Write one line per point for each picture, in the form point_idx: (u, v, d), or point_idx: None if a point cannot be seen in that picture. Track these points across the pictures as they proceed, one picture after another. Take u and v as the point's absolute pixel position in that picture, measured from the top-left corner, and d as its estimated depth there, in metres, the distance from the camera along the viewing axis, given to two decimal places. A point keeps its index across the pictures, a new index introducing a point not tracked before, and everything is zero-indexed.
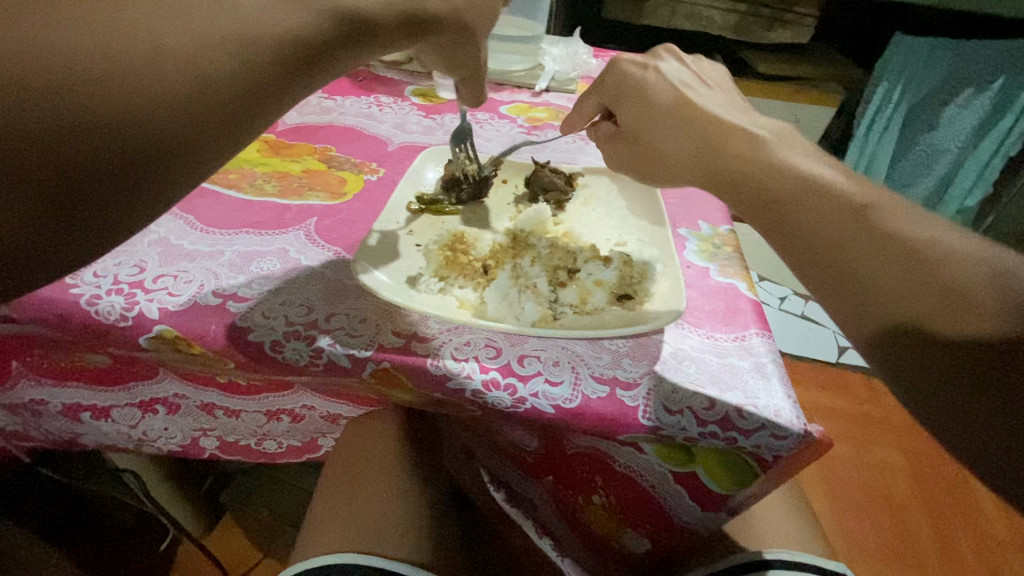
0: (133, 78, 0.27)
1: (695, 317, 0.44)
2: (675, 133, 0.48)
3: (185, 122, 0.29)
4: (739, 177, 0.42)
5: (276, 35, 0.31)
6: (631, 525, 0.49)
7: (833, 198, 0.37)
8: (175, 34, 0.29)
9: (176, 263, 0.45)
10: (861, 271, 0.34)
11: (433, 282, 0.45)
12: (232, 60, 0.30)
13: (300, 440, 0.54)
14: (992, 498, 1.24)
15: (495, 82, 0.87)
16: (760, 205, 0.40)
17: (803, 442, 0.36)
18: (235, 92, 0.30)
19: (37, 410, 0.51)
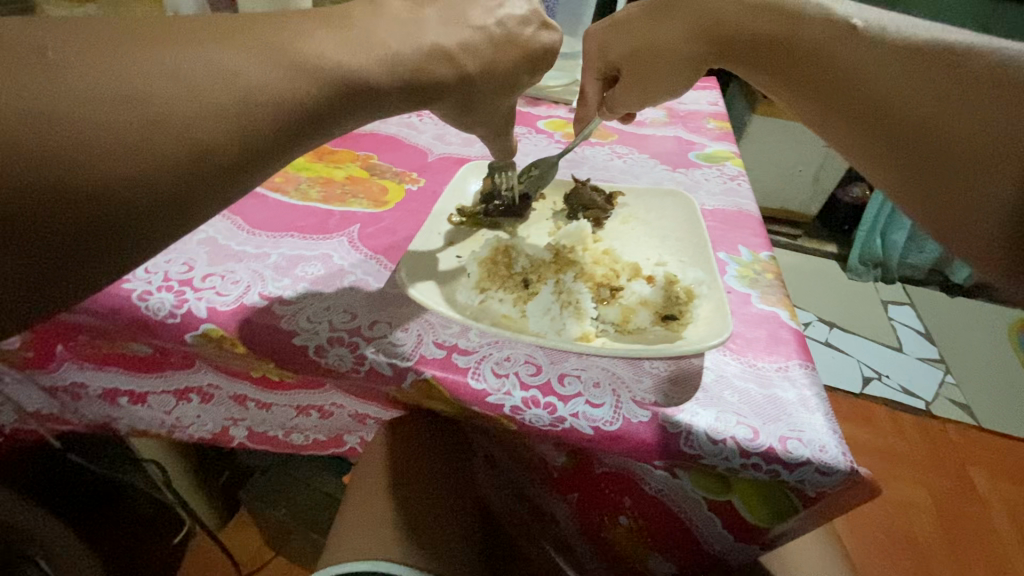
0: (106, 141, 0.24)
1: (738, 344, 0.44)
2: (676, 30, 0.52)
3: (160, 198, 0.25)
4: (764, 37, 0.46)
5: (276, 102, 0.28)
6: (658, 548, 0.48)
7: (840, 37, 0.41)
8: (162, 95, 0.25)
9: (223, 263, 0.46)
10: (867, 103, 0.39)
11: (474, 294, 0.45)
12: (225, 130, 0.26)
13: (326, 434, 0.54)
14: (1022, 545, 1.18)
15: (533, 97, 0.88)
16: (788, 58, 0.44)
17: (849, 481, 0.35)
18: (225, 160, 0.27)
19: (76, 393, 0.52)
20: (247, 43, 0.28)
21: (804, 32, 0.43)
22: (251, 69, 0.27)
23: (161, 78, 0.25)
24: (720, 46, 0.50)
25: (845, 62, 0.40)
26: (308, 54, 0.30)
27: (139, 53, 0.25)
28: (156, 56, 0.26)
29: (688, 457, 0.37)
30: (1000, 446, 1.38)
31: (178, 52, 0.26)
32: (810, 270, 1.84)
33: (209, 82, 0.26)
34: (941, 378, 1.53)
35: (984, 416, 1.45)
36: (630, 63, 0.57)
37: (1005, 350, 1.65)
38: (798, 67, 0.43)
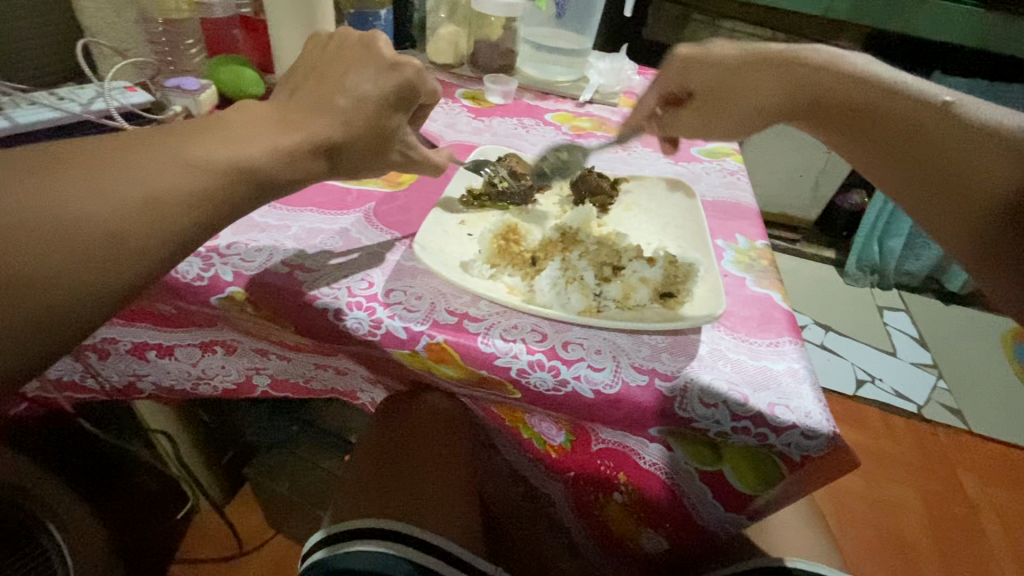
0: (51, 245, 0.31)
1: (732, 322, 0.46)
2: (763, 84, 0.54)
3: (88, 284, 0.32)
4: (843, 108, 0.51)
5: (181, 198, 0.35)
6: (650, 524, 0.50)
7: (939, 114, 0.46)
8: (84, 203, 0.32)
9: (247, 233, 0.49)
10: (960, 181, 0.44)
11: (485, 268, 0.48)
12: (140, 224, 0.33)
13: (343, 385, 0.56)
14: (1008, 546, 1.21)
15: (541, 91, 0.91)
16: (866, 132, 0.49)
17: (831, 445, 0.38)
18: (141, 244, 0.33)
19: (104, 351, 0.53)
20: (153, 154, 0.36)
21: (902, 105, 0.47)
22: (167, 176, 0.35)
23: (82, 194, 0.32)
24: (801, 106, 0.53)
25: (946, 142, 0.45)
26: (209, 153, 0.37)
27: (59, 174, 0.33)
28: (78, 173, 0.33)
29: (681, 420, 0.39)
30: (987, 449, 1.41)
31: (92, 169, 0.34)
32: (808, 274, 1.87)
33: (120, 186, 0.34)
34: (933, 383, 1.55)
35: (974, 420, 1.47)
36: (705, 101, 0.58)
37: (997, 357, 1.68)
38: (895, 136, 0.47)
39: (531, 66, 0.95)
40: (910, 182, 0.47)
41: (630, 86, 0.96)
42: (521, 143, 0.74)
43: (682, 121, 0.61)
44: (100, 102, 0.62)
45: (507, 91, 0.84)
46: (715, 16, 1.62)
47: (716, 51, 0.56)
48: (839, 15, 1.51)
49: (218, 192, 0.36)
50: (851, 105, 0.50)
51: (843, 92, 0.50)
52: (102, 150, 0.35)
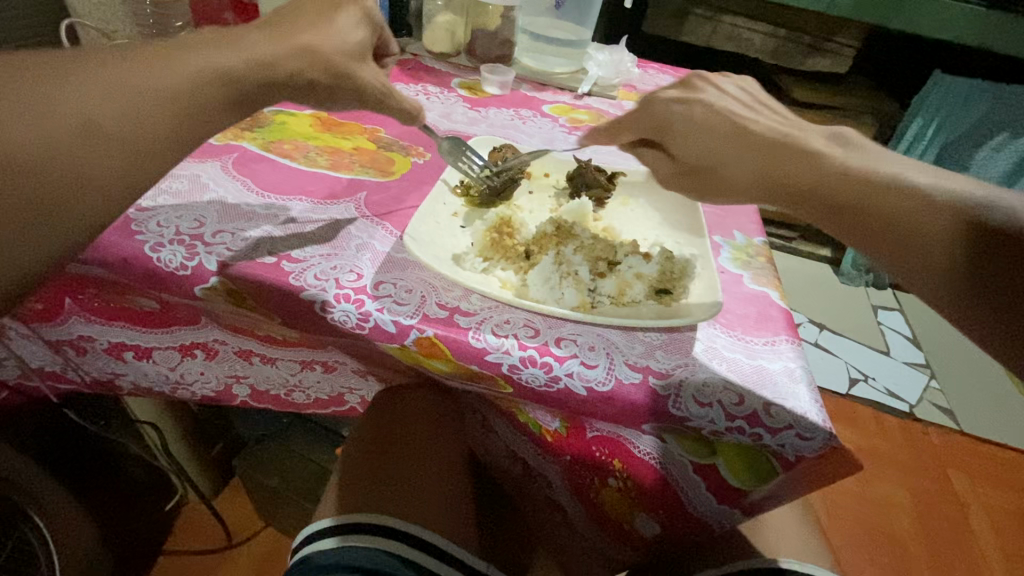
0: (31, 128, 0.33)
1: (728, 320, 0.45)
2: (745, 164, 0.46)
3: (67, 176, 0.34)
4: (814, 188, 0.43)
5: (152, 93, 0.36)
6: (645, 509, 0.49)
7: (911, 201, 0.39)
8: (60, 98, 0.34)
9: (233, 222, 0.47)
10: (930, 270, 0.38)
11: (477, 261, 0.47)
12: (112, 115, 0.35)
13: (327, 393, 0.56)
14: (995, 546, 1.22)
15: (539, 81, 0.89)
16: (842, 216, 0.42)
17: (827, 446, 0.37)
18: (115, 135, 0.35)
19: (81, 348, 0.52)
20: (128, 56, 0.37)
21: (868, 190, 0.41)
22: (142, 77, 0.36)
23: (63, 87, 0.35)
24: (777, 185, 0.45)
25: (920, 234, 0.39)
26: (178, 58, 0.38)
27: (37, 73, 0.35)
28: (57, 77, 0.35)
29: (675, 419, 0.39)
30: (977, 448, 1.42)
31: (67, 69, 0.35)
32: (805, 273, 1.87)
33: (95, 83, 0.35)
34: (926, 382, 1.56)
35: (965, 420, 1.48)
36: (690, 168, 0.49)
37: (990, 358, 1.68)
38: (868, 225, 0.41)
39: (529, 56, 0.94)
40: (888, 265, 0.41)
41: (630, 79, 0.95)
42: (517, 134, 0.73)
43: (663, 178, 0.52)
44: None
45: (505, 82, 0.83)
46: (715, 11, 1.60)
47: (701, 113, 0.49)
48: (840, 13, 1.50)
49: (185, 89, 0.37)
50: (815, 192, 0.43)
51: (818, 177, 0.43)
52: (82, 54, 0.37)
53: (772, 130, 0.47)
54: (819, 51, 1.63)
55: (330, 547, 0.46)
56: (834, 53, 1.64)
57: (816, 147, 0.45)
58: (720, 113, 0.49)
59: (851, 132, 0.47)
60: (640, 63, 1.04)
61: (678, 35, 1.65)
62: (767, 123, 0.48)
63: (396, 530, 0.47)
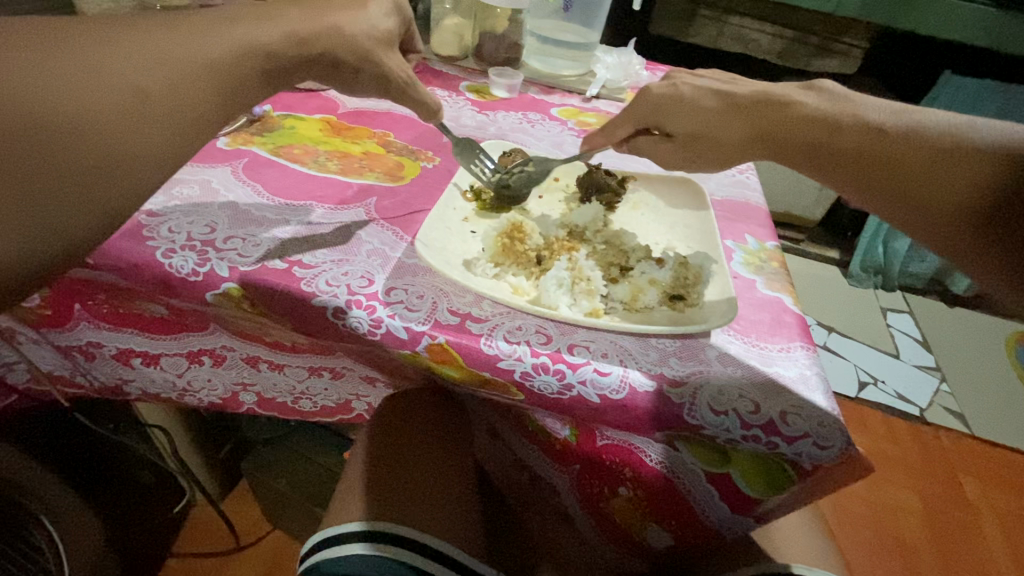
0: (89, 95, 0.32)
1: (742, 326, 0.45)
2: (738, 127, 0.48)
3: (121, 147, 0.33)
4: (801, 141, 0.45)
5: (198, 64, 0.36)
6: (657, 517, 0.49)
7: (899, 138, 0.41)
8: (109, 64, 0.33)
9: (244, 227, 0.47)
10: (924, 201, 0.40)
11: (488, 267, 0.47)
12: (164, 85, 0.34)
13: (334, 400, 0.56)
14: (1009, 552, 1.20)
15: (547, 84, 0.89)
16: (830, 162, 0.44)
17: (844, 456, 0.37)
18: (167, 104, 0.34)
19: (90, 354, 0.52)
20: (168, 24, 0.36)
21: (856, 134, 0.43)
22: (188, 48, 0.36)
23: (110, 54, 0.33)
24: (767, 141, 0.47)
25: (911, 168, 0.40)
26: (217, 29, 0.38)
27: (77, 35, 0.33)
28: (100, 41, 0.33)
29: (690, 428, 0.38)
30: (988, 452, 1.40)
31: (108, 32, 0.34)
32: (813, 275, 1.85)
33: (142, 50, 0.34)
34: (936, 385, 1.54)
35: (977, 424, 1.46)
36: (686, 139, 0.51)
37: (1001, 361, 1.67)
38: (860, 168, 0.42)
39: (536, 59, 0.94)
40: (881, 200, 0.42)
41: (638, 81, 0.94)
42: (526, 138, 0.73)
43: (666, 155, 0.54)
44: None
45: (513, 85, 0.83)
46: (722, 12, 1.59)
47: (687, 90, 0.51)
48: (849, 13, 1.49)
49: (231, 62, 0.37)
50: (808, 143, 0.45)
51: (803, 130, 0.45)
52: (117, 17, 0.35)
53: (755, 91, 0.49)
54: (826, 52, 1.62)
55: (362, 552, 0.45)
56: (841, 54, 1.62)
57: (802, 100, 0.46)
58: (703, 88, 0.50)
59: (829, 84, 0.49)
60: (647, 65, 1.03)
61: (685, 36, 1.65)
62: (751, 86, 0.50)
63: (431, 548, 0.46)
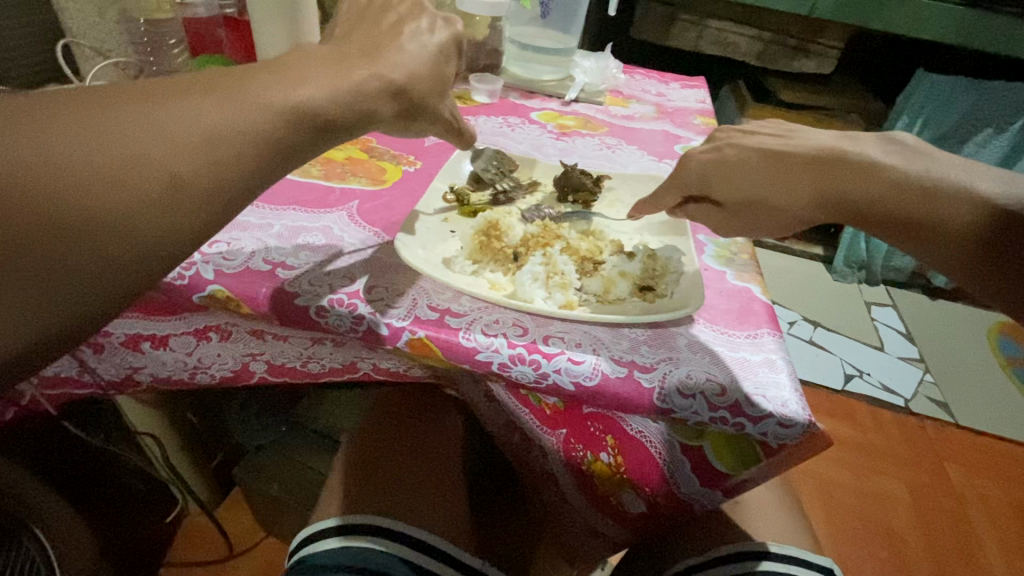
0: (116, 185, 0.28)
1: (711, 315, 0.47)
2: (801, 189, 0.46)
3: (143, 240, 0.29)
4: (880, 205, 0.43)
5: (239, 140, 0.32)
6: (631, 480, 0.48)
7: (977, 210, 0.40)
8: (138, 146, 0.29)
9: (229, 232, 0.48)
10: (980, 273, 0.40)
11: (466, 264, 0.49)
12: (202, 167, 0.31)
13: (340, 362, 0.50)
14: (995, 539, 1.22)
15: (527, 89, 0.91)
16: (912, 229, 0.42)
17: (807, 433, 0.39)
18: (204, 190, 0.31)
19: (99, 344, 0.53)
20: (213, 91, 0.33)
21: (948, 205, 0.41)
22: (216, 114, 0.32)
23: (137, 130, 0.29)
24: (842, 206, 0.45)
25: (973, 242, 0.40)
26: (258, 90, 0.34)
27: (116, 112, 0.29)
28: (127, 116, 0.30)
29: (660, 412, 0.40)
30: (972, 441, 1.43)
31: (150, 105, 0.30)
32: (797, 271, 1.89)
33: (184, 127, 0.31)
34: (921, 376, 1.57)
35: (960, 413, 1.49)
36: (733, 205, 0.50)
37: (982, 352, 1.70)
38: (922, 237, 0.42)
39: (517, 65, 0.95)
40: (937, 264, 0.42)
41: (616, 85, 0.97)
42: (506, 140, 0.75)
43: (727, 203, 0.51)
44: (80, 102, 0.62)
45: (493, 90, 0.85)
46: (702, 15, 1.63)
47: (733, 154, 0.50)
48: (825, 15, 1.52)
49: (277, 133, 0.33)
50: (869, 207, 0.43)
51: (881, 193, 0.43)
52: (160, 85, 0.32)
53: (818, 146, 0.47)
54: (804, 53, 1.67)
55: (332, 547, 0.47)
56: (818, 55, 1.68)
57: (872, 155, 0.44)
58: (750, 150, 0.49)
59: (911, 138, 0.46)
60: (626, 69, 1.06)
61: (665, 40, 1.68)
62: (806, 140, 0.48)
63: (396, 531, 0.48)
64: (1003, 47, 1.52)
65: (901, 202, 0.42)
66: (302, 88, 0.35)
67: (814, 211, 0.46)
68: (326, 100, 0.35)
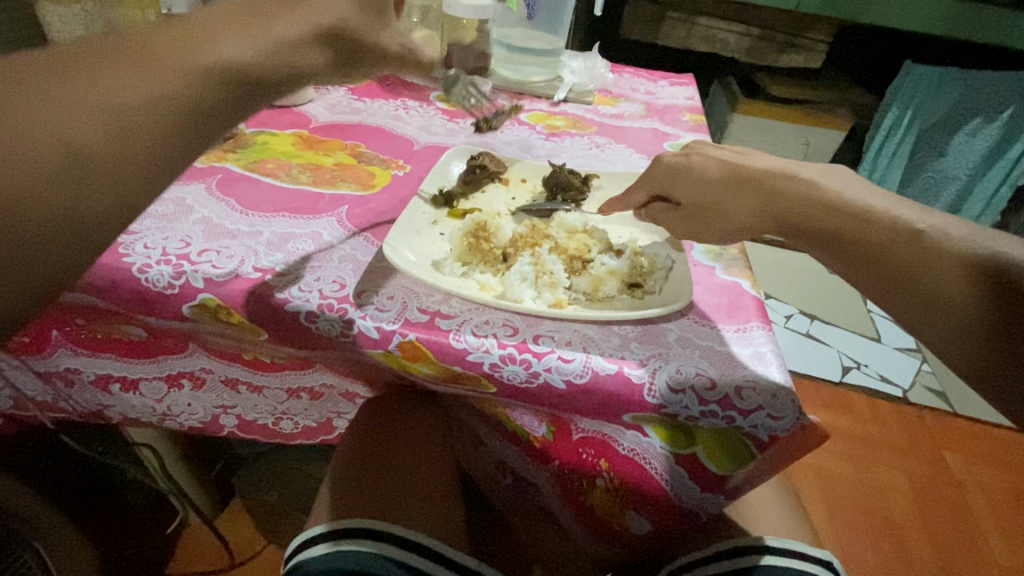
0: (7, 158, 0.27)
1: (700, 310, 0.47)
2: (746, 203, 0.48)
3: (45, 214, 0.28)
4: (806, 221, 0.45)
5: (142, 103, 0.30)
6: (632, 505, 0.51)
7: (901, 235, 0.42)
8: (27, 115, 0.27)
9: (219, 240, 0.48)
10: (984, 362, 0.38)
11: (456, 266, 0.49)
12: (101, 137, 0.29)
13: (315, 420, 0.60)
14: (995, 526, 1.23)
15: (516, 91, 0.92)
16: (839, 247, 0.44)
17: (797, 424, 0.39)
18: (107, 159, 0.29)
19: (69, 379, 0.55)
20: (112, 55, 0.30)
21: (880, 230, 0.42)
22: (117, 75, 0.30)
23: (26, 98, 0.28)
24: (781, 222, 0.47)
25: (986, 328, 0.38)
26: (161, 46, 0.31)
27: (0, 83, 0.28)
28: (13, 83, 0.28)
29: (652, 407, 0.40)
30: (971, 429, 1.43)
31: (36, 73, 0.29)
32: (792, 264, 1.89)
33: (78, 92, 0.29)
34: (918, 366, 1.58)
35: (958, 402, 1.50)
36: (690, 209, 0.51)
37: None
38: (931, 308, 0.40)
39: (505, 67, 0.96)
40: (937, 341, 0.40)
41: (604, 84, 0.97)
42: (496, 142, 0.75)
43: (669, 224, 0.52)
44: None
45: (482, 92, 0.85)
46: (690, 13, 1.64)
47: (700, 161, 0.51)
48: (812, 10, 1.53)
49: (185, 88, 0.31)
50: (894, 268, 0.41)
51: (813, 210, 0.45)
52: (51, 52, 0.30)
53: (771, 167, 0.49)
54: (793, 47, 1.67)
55: (323, 552, 0.47)
56: (807, 49, 1.67)
57: (903, 216, 0.43)
58: (757, 174, 0.48)
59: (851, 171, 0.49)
60: (614, 68, 1.07)
61: (654, 39, 1.69)
62: (763, 161, 0.50)
63: (387, 532, 0.48)
64: (991, 37, 1.53)
65: (832, 221, 0.44)
66: (213, 36, 0.32)
67: (758, 226, 0.48)
68: (251, 49, 0.33)
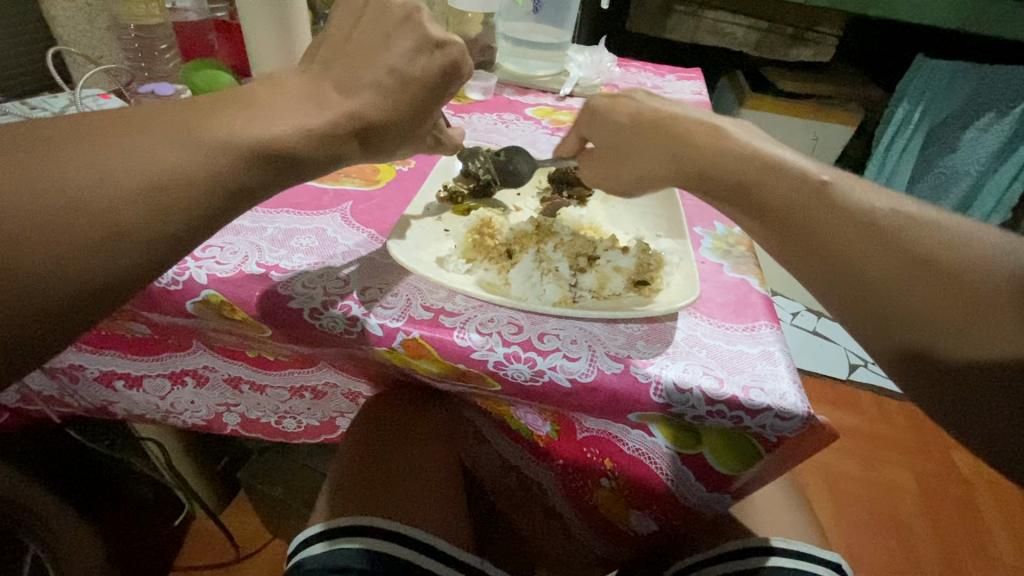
0: (58, 232, 0.29)
1: (707, 308, 0.47)
2: (653, 153, 0.48)
3: (85, 282, 0.29)
4: (718, 171, 0.44)
5: (184, 182, 0.32)
6: (637, 504, 0.51)
7: (814, 197, 0.40)
8: (81, 189, 0.30)
9: (222, 236, 0.48)
10: (926, 355, 0.35)
11: (460, 262, 0.48)
12: (138, 210, 0.30)
13: (319, 418, 0.61)
14: (1004, 526, 1.21)
15: (522, 86, 0.91)
16: (749, 204, 0.43)
17: (806, 425, 0.38)
18: (145, 235, 0.31)
19: (74, 375, 0.55)
20: (163, 127, 0.33)
21: (790, 189, 0.41)
22: (165, 153, 0.32)
23: (82, 172, 0.30)
24: (690, 175, 0.46)
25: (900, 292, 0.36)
26: (204, 124, 0.34)
27: (67, 153, 0.30)
28: (71, 155, 0.30)
29: (657, 406, 0.39)
30: None
31: (102, 141, 0.31)
32: None
33: (128, 169, 0.31)
34: None
35: None
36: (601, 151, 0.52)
37: None
38: (871, 303, 0.37)
39: (510, 61, 0.95)
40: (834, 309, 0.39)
41: (610, 78, 0.96)
42: (502, 137, 0.74)
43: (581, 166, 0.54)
44: (71, 110, 0.63)
45: (487, 87, 0.84)
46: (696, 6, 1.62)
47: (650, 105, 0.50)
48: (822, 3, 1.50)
49: (221, 169, 0.33)
50: (802, 229, 0.40)
51: (724, 160, 0.44)
52: (118, 118, 0.33)
53: (682, 115, 0.48)
54: (802, 41, 1.64)
55: (318, 551, 0.47)
56: (816, 42, 1.65)
57: (810, 172, 0.42)
58: (665, 119, 0.48)
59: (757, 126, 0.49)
60: (620, 61, 1.05)
61: (661, 33, 1.67)
62: (673, 107, 0.50)
63: (381, 527, 0.48)
64: (1009, 30, 1.49)
65: (748, 176, 0.43)
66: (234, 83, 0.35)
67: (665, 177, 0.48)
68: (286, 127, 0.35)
